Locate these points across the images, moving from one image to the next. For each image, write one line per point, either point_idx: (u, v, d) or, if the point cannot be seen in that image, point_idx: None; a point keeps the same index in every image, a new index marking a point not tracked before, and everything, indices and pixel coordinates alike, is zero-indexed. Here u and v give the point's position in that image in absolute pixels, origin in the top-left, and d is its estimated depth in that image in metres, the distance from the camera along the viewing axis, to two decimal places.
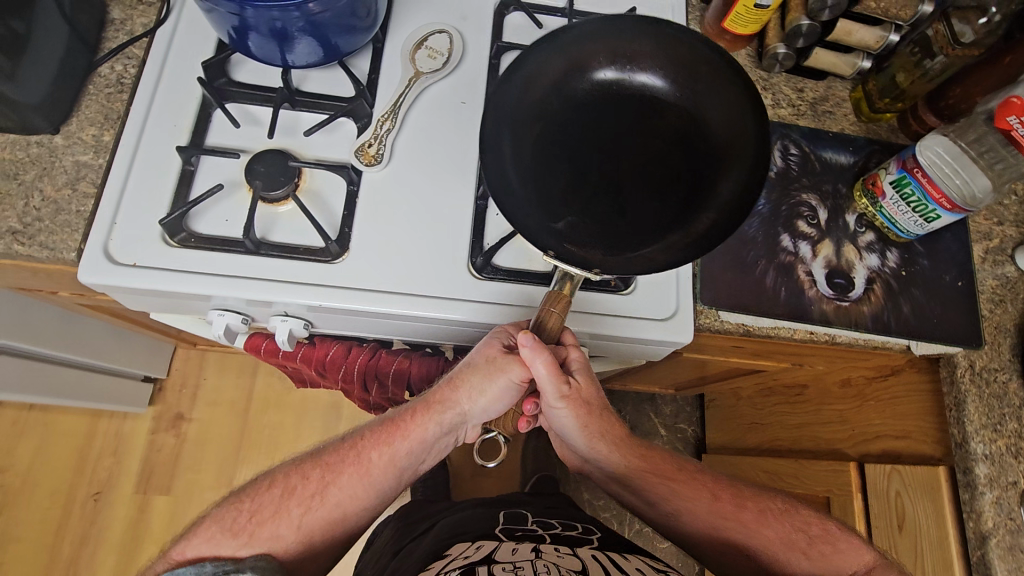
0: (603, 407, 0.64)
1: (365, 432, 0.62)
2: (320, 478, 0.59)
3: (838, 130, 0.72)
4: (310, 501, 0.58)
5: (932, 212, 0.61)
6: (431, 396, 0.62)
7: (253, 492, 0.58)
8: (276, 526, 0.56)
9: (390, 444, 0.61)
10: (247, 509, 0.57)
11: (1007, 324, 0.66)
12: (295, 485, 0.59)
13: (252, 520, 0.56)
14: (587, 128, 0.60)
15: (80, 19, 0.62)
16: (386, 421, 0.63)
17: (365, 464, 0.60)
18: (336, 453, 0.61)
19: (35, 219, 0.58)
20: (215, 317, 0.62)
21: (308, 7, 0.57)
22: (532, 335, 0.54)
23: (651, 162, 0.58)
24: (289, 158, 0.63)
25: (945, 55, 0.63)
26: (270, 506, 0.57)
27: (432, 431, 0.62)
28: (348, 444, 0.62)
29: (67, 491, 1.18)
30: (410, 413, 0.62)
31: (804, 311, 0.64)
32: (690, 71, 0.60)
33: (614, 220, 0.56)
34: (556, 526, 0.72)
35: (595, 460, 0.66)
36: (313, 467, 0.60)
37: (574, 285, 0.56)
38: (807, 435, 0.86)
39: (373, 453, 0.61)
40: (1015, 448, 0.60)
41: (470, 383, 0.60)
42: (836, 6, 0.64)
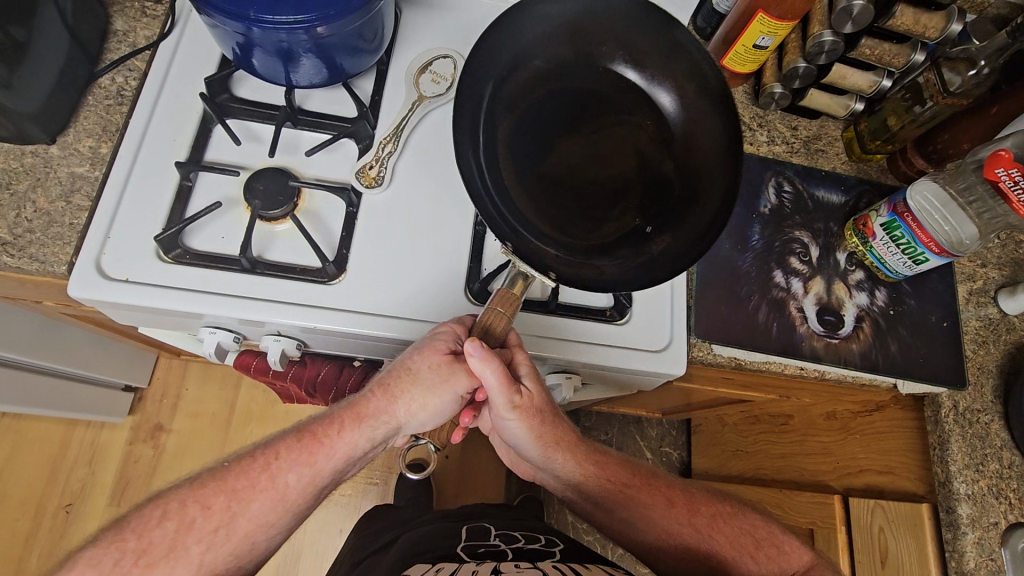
0: (556, 413, 0.61)
1: (280, 447, 0.55)
2: (224, 508, 0.52)
3: (831, 169, 0.74)
4: (212, 536, 0.51)
5: (920, 255, 0.62)
6: (359, 406, 0.56)
7: (140, 527, 0.50)
8: (169, 567, 0.50)
9: (312, 463, 0.55)
10: (133, 548, 0.49)
11: (990, 365, 0.67)
12: (194, 518, 0.51)
13: (138, 562, 0.49)
14: (565, 118, 0.61)
15: (82, 29, 0.62)
16: (303, 435, 0.56)
17: (282, 489, 0.54)
18: (244, 476, 0.54)
19: (25, 231, 0.57)
20: (207, 335, 0.61)
21: (315, 31, 0.57)
22: (479, 343, 0.51)
23: (618, 161, 0.61)
24: (289, 178, 0.62)
25: (934, 102, 0.65)
26: (161, 543, 0.50)
27: (362, 445, 0.56)
28: (260, 464, 0.54)
29: (37, 501, 1.15)
30: (334, 426, 0.56)
31: (795, 347, 0.65)
32: (682, 77, 0.61)
33: (574, 217, 0.58)
34: (518, 539, 0.70)
35: (551, 468, 0.63)
36: (215, 493, 0.53)
37: (525, 284, 0.55)
38: (792, 465, 0.87)
39: (291, 474, 0.55)
40: (996, 488, 0.62)
41: (409, 393, 0.55)
42: (832, 52, 0.65)
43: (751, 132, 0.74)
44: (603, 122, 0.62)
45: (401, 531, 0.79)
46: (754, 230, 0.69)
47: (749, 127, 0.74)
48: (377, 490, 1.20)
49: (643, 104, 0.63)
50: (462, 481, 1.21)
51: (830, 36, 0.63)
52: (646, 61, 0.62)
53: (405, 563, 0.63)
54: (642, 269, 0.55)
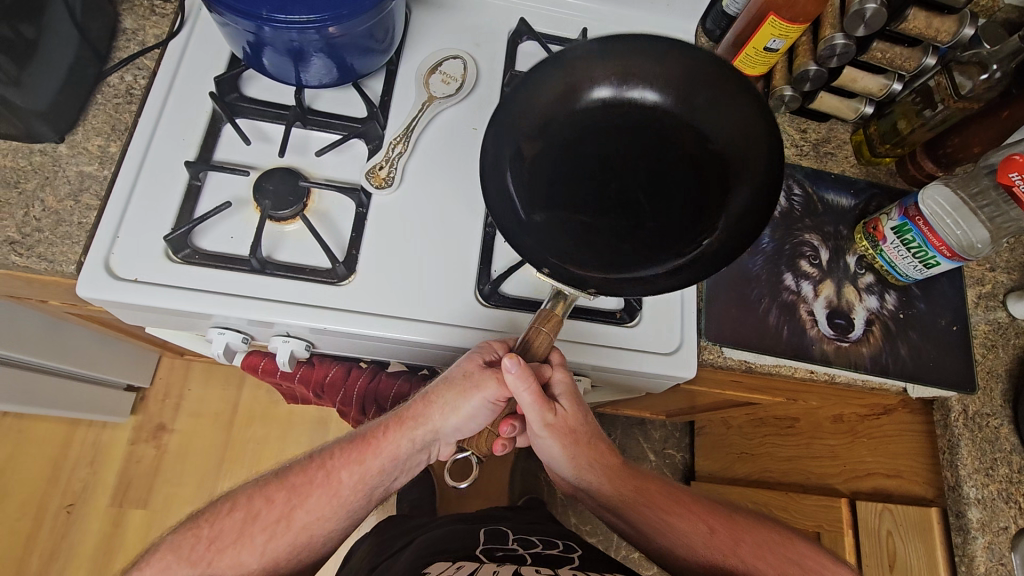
0: (593, 433, 0.62)
1: (335, 449, 0.59)
2: (284, 501, 0.57)
3: (840, 172, 0.74)
4: (274, 527, 0.56)
5: (931, 258, 0.62)
6: (404, 411, 0.58)
7: (213, 517, 0.56)
8: (235, 553, 0.54)
9: (362, 462, 0.58)
10: (206, 535, 0.55)
11: (1000, 369, 0.67)
12: (259, 509, 0.56)
13: (211, 547, 0.54)
14: (590, 149, 0.61)
15: (91, 27, 0.61)
16: (355, 438, 0.59)
17: (335, 485, 0.57)
18: (303, 473, 0.58)
19: (34, 230, 0.56)
20: (215, 336, 0.61)
21: (327, 31, 0.57)
22: (517, 359, 0.51)
23: (657, 178, 0.60)
24: (299, 178, 0.62)
25: (945, 106, 0.65)
26: (229, 532, 0.55)
27: (404, 448, 0.58)
28: (317, 463, 0.59)
29: (38, 501, 1.14)
30: (381, 428, 0.58)
31: (806, 350, 0.65)
32: (695, 86, 0.60)
33: (620, 241, 0.57)
34: (536, 545, 0.70)
35: (584, 488, 0.64)
36: (276, 488, 0.57)
37: (566, 304, 0.55)
38: (797, 468, 0.87)
39: (344, 472, 0.58)
40: (1006, 493, 0.61)
41: (444, 399, 0.56)
42: (844, 55, 0.65)
43: None
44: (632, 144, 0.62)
45: (407, 534, 0.79)
46: (764, 233, 0.69)
47: None
48: None
49: (664, 118, 0.62)
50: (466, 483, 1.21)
51: (842, 39, 0.63)
52: (655, 77, 0.62)
53: (414, 566, 0.63)
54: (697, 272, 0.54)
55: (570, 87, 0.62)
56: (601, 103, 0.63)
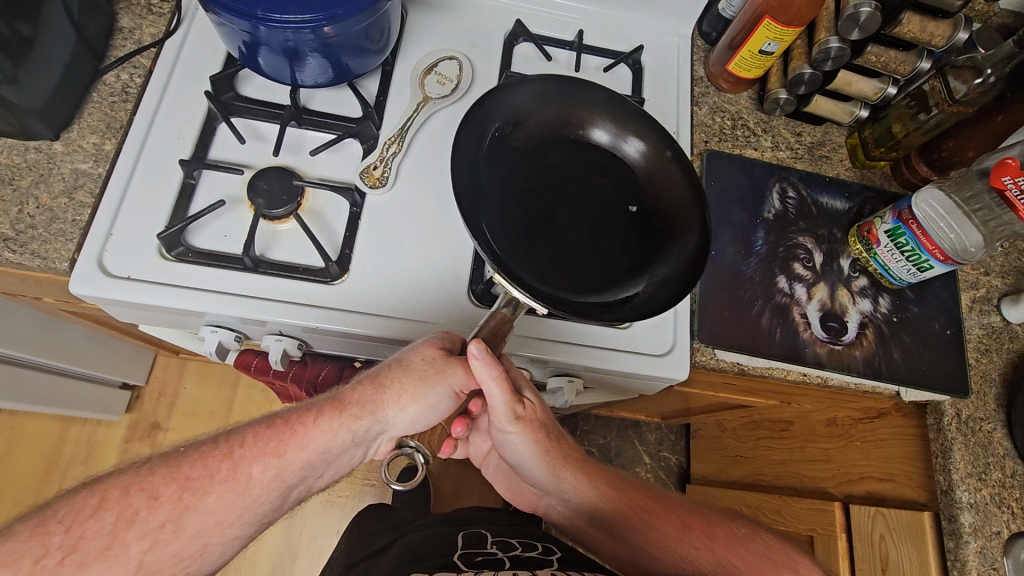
0: (559, 430, 0.63)
1: (246, 435, 0.51)
2: (176, 502, 0.47)
3: (834, 175, 0.74)
4: (160, 532, 0.46)
5: (924, 262, 0.62)
6: (343, 397, 0.54)
7: (69, 518, 0.44)
8: (105, 568, 0.44)
9: (281, 455, 0.51)
10: (57, 543, 0.43)
11: (993, 373, 0.67)
12: (139, 509, 0.46)
13: (66, 560, 0.43)
14: (534, 177, 0.59)
15: (87, 26, 0.62)
16: (275, 424, 0.52)
17: (244, 480, 0.49)
18: (201, 465, 0.49)
19: (27, 227, 0.56)
20: (207, 333, 0.61)
21: (322, 30, 0.57)
22: (484, 346, 0.50)
23: (588, 217, 0.59)
24: (294, 177, 0.62)
25: (939, 110, 0.65)
26: (98, 538, 0.44)
27: (340, 439, 0.53)
28: (221, 452, 0.50)
29: (31, 499, 1.14)
30: (312, 416, 0.53)
31: (799, 353, 0.65)
32: (640, 142, 0.62)
33: (555, 270, 0.55)
34: (515, 547, 0.70)
35: (562, 491, 0.65)
36: (166, 482, 0.47)
37: (519, 310, 0.54)
38: (790, 472, 0.87)
39: (255, 465, 0.50)
40: (999, 498, 0.61)
41: (399, 385, 0.54)
42: (839, 57, 0.65)
43: (756, 138, 0.74)
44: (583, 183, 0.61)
45: (394, 532, 0.79)
46: (757, 235, 0.69)
47: (754, 133, 0.74)
48: (374, 492, 1.20)
49: (605, 165, 0.62)
50: (460, 484, 1.21)
51: (836, 42, 0.63)
52: (605, 127, 0.63)
53: (403, 567, 0.62)
54: (631, 313, 0.52)
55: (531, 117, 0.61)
56: (553, 138, 0.62)
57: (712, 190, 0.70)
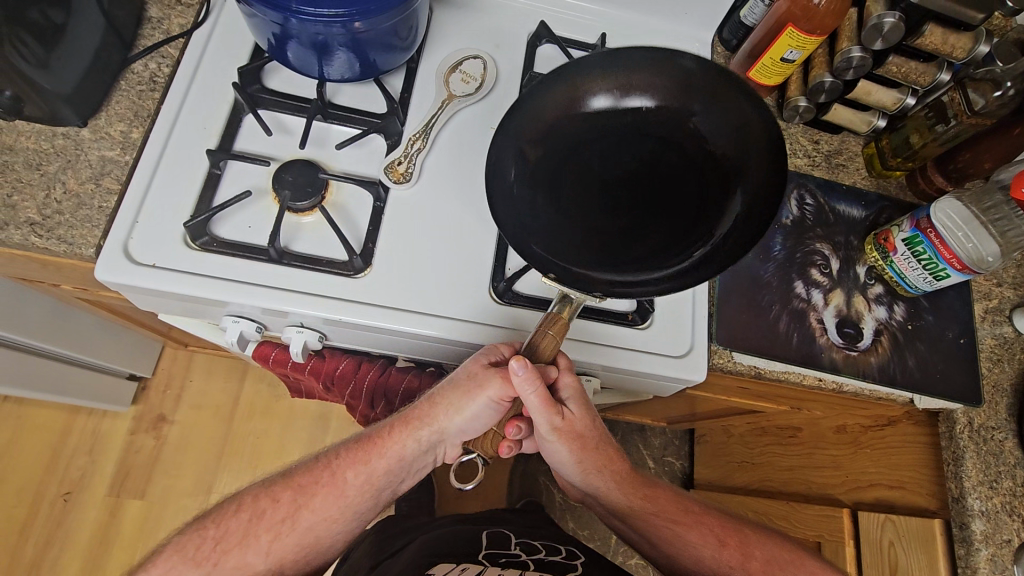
0: (601, 438, 0.62)
1: (341, 450, 0.60)
2: (290, 502, 0.58)
3: (851, 183, 0.75)
4: (280, 526, 0.57)
5: (941, 271, 0.63)
6: (408, 412, 0.59)
7: (219, 518, 0.57)
8: (241, 554, 0.55)
9: (367, 463, 0.59)
10: (211, 536, 0.56)
11: (1005, 383, 0.68)
12: (264, 508, 0.57)
13: (217, 547, 0.55)
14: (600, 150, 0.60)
15: (117, 14, 0.62)
16: (362, 438, 0.60)
17: (340, 484, 0.58)
18: (309, 474, 0.59)
19: (54, 212, 0.57)
20: (229, 324, 0.61)
21: (352, 25, 0.58)
22: (525, 361, 0.51)
23: (663, 188, 0.59)
24: (319, 170, 0.63)
25: (958, 122, 0.65)
26: (236, 531, 0.56)
27: (410, 448, 0.58)
28: (323, 463, 0.60)
29: (35, 489, 1.14)
30: (387, 429, 0.59)
31: (815, 358, 0.66)
32: (701, 99, 0.59)
33: (626, 243, 0.57)
34: (540, 550, 0.70)
35: (594, 493, 0.66)
36: (283, 489, 0.59)
37: (572, 309, 0.54)
38: (799, 479, 0.87)
39: (349, 472, 0.59)
40: (1010, 506, 0.62)
41: (448, 400, 0.57)
42: (860, 67, 0.66)
43: None
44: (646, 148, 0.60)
45: (413, 533, 0.79)
46: (775, 240, 0.70)
47: None
48: None
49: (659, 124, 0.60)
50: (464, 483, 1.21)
51: (858, 52, 0.64)
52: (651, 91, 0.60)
53: (417, 564, 0.63)
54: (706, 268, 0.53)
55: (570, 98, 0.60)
56: (597, 113, 0.61)
57: None
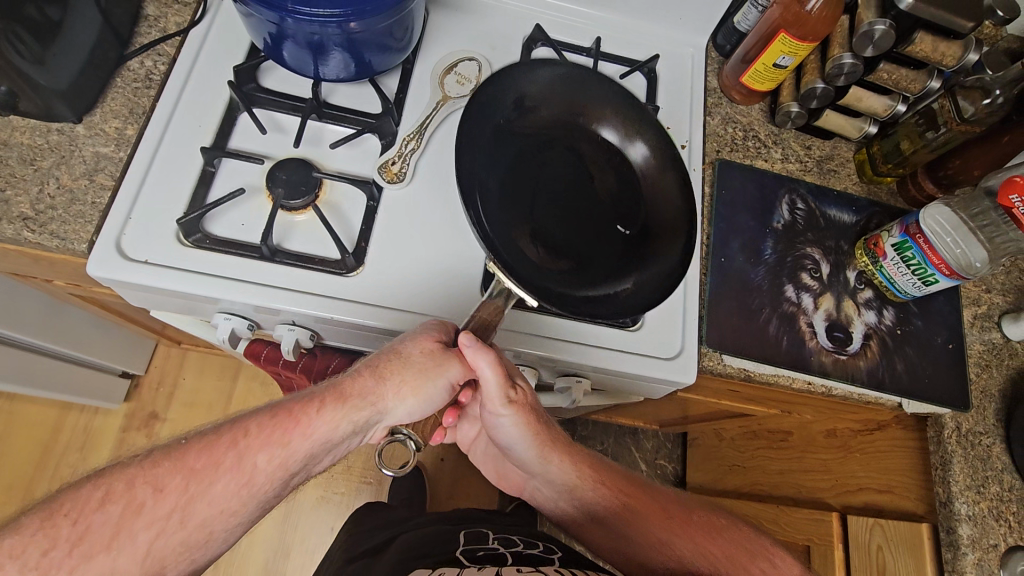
0: (547, 418, 0.62)
1: (251, 424, 0.49)
2: (181, 490, 0.46)
3: (842, 189, 0.75)
4: (165, 523, 0.45)
5: (930, 276, 0.63)
6: (347, 385, 0.52)
7: (76, 508, 0.43)
8: (109, 559, 0.43)
9: (286, 444, 0.49)
10: (64, 533, 0.42)
11: (993, 389, 0.68)
12: (144, 500, 0.45)
13: (74, 552, 0.42)
14: (550, 169, 0.61)
15: (114, 12, 0.62)
16: (279, 412, 0.50)
17: (248, 471, 0.48)
18: (204, 453, 0.48)
19: (47, 207, 0.57)
20: (221, 321, 0.61)
21: (348, 26, 0.58)
22: (473, 335, 0.52)
23: (589, 220, 0.60)
24: (312, 169, 0.63)
25: (948, 129, 0.66)
26: (104, 529, 0.43)
27: (344, 428, 0.51)
28: (227, 441, 0.48)
29: (25, 485, 1.13)
30: (315, 404, 0.51)
31: (804, 361, 0.66)
32: (663, 168, 0.63)
33: (548, 258, 0.55)
34: (516, 544, 0.70)
35: (547, 476, 0.64)
36: (170, 473, 0.46)
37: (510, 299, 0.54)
38: (788, 482, 0.87)
39: (260, 455, 0.48)
40: (997, 511, 0.62)
41: (399, 378, 0.53)
42: (851, 74, 0.66)
43: (766, 149, 0.75)
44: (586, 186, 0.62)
45: (396, 527, 0.79)
46: (766, 244, 0.70)
47: (765, 144, 0.75)
48: (370, 490, 1.19)
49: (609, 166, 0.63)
50: (456, 484, 1.21)
51: (850, 58, 0.65)
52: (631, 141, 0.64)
53: (407, 563, 0.63)
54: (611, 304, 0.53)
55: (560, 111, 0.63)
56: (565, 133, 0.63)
57: (722, 199, 0.71)
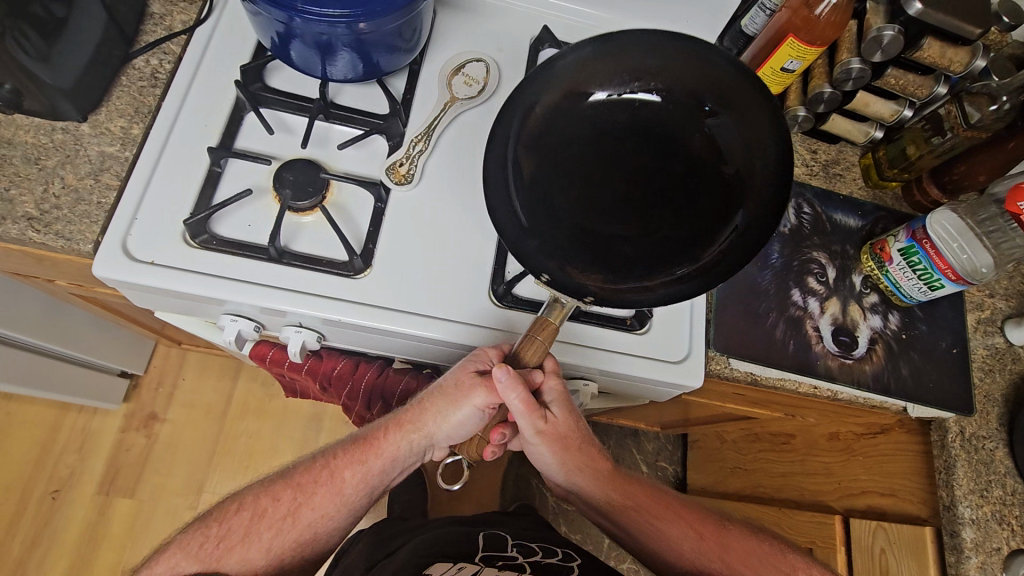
0: (585, 439, 0.62)
1: (340, 449, 0.60)
2: (290, 499, 0.58)
3: (848, 193, 0.75)
4: (281, 524, 0.57)
5: (936, 281, 0.64)
6: (403, 414, 0.59)
7: (220, 516, 0.56)
8: (244, 551, 0.55)
9: (366, 463, 0.59)
10: (213, 534, 0.55)
11: (996, 393, 0.69)
12: (266, 507, 0.57)
13: (219, 544, 0.54)
14: (623, 149, 0.61)
15: (119, 10, 0.62)
16: (359, 439, 0.60)
17: (338, 484, 0.59)
18: (308, 473, 0.59)
19: (53, 207, 0.56)
20: (227, 323, 0.61)
21: (357, 26, 0.58)
22: (507, 368, 0.52)
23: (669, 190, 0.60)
24: (320, 170, 0.62)
25: (954, 134, 0.66)
26: (238, 529, 0.55)
27: (403, 451, 0.59)
28: (323, 463, 0.60)
29: (22, 486, 1.12)
30: (383, 431, 0.59)
31: (810, 365, 0.66)
32: (744, 109, 0.57)
33: (617, 254, 0.58)
34: (535, 552, 0.70)
35: (576, 490, 0.66)
36: (282, 487, 0.58)
37: (562, 313, 0.55)
38: (791, 484, 0.88)
39: (347, 472, 0.59)
40: (999, 515, 0.63)
41: (438, 407, 0.57)
42: (860, 78, 0.67)
43: None
44: (660, 154, 0.60)
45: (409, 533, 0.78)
46: (773, 249, 0.70)
47: None
48: None
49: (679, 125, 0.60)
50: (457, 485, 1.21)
51: (858, 62, 0.65)
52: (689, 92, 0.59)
53: (414, 563, 0.63)
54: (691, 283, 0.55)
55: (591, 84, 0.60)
56: (619, 102, 0.61)
57: None
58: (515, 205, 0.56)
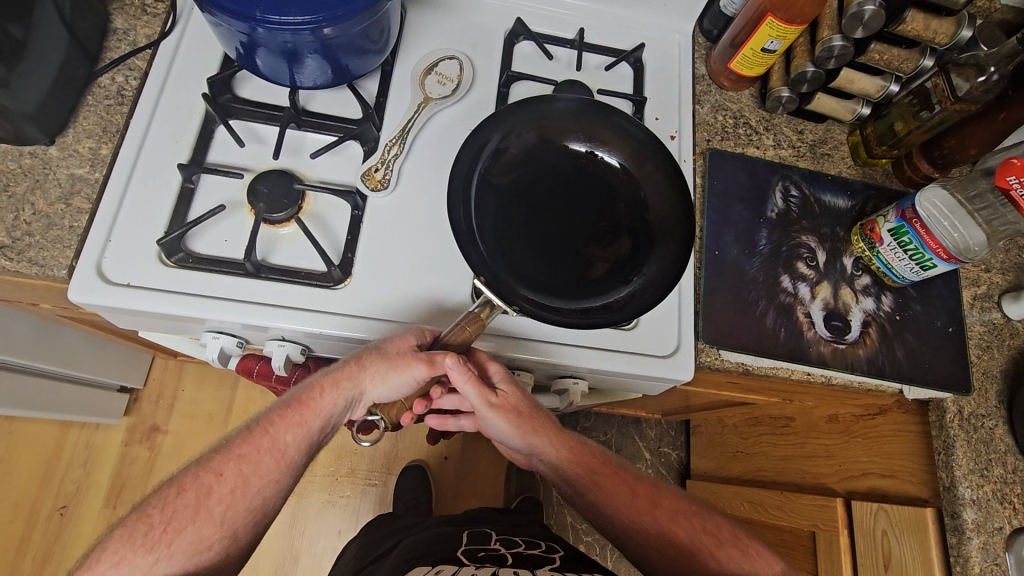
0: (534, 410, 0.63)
1: (274, 415, 0.58)
2: (244, 499, 0.55)
3: (837, 173, 0.74)
4: (231, 496, 0.55)
5: (928, 260, 0.62)
6: (336, 372, 0.57)
7: (161, 502, 0.53)
8: (194, 529, 0.53)
9: (305, 424, 0.57)
10: (156, 520, 0.52)
11: (994, 370, 0.67)
12: (210, 485, 0.54)
13: (169, 542, 0.52)
14: (558, 195, 0.62)
15: (81, 28, 0.60)
16: (292, 401, 0.58)
17: (281, 448, 0.57)
18: (246, 442, 0.56)
19: (24, 234, 0.55)
20: (210, 340, 0.61)
21: (322, 32, 0.56)
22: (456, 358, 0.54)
23: (592, 235, 0.61)
24: (294, 180, 0.61)
25: (942, 108, 0.64)
26: (184, 544, 0.52)
27: (340, 407, 0.57)
28: (258, 431, 0.57)
29: (30, 505, 1.13)
30: (316, 390, 0.57)
31: (803, 352, 0.65)
32: (656, 166, 0.63)
33: (551, 285, 0.58)
34: (518, 545, 0.70)
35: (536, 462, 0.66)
36: (223, 461, 0.55)
37: (493, 311, 0.53)
38: (793, 467, 0.87)
39: (287, 435, 0.57)
40: (1001, 494, 0.61)
41: (376, 368, 0.55)
42: (841, 56, 0.64)
43: (758, 136, 0.74)
44: (587, 208, 0.62)
45: (398, 535, 0.79)
46: (761, 235, 0.69)
47: (756, 131, 0.74)
48: (375, 492, 1.19)
49: (605, 180, 0.64)
50: (461, 481, 1.22)
51: (839, 41, 0.63)
52: (621, 151, 0.64)
53: (409, 563, 0.63)
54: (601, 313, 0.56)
55: (533, 138, 0.63)
56: (557, 156, 0.64)
57: (715, 189, 0.70)
58: (471, 222, 0.56)
